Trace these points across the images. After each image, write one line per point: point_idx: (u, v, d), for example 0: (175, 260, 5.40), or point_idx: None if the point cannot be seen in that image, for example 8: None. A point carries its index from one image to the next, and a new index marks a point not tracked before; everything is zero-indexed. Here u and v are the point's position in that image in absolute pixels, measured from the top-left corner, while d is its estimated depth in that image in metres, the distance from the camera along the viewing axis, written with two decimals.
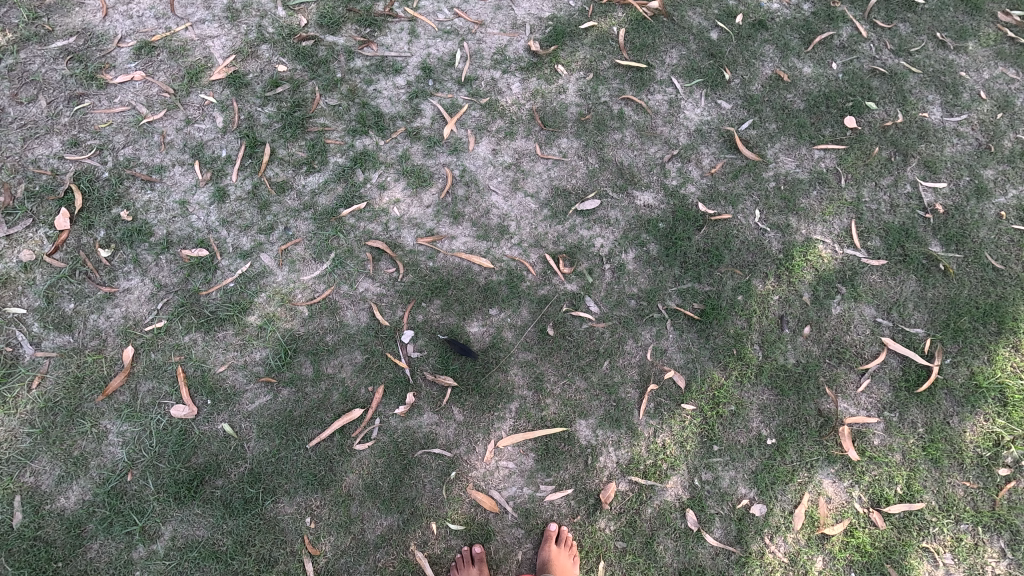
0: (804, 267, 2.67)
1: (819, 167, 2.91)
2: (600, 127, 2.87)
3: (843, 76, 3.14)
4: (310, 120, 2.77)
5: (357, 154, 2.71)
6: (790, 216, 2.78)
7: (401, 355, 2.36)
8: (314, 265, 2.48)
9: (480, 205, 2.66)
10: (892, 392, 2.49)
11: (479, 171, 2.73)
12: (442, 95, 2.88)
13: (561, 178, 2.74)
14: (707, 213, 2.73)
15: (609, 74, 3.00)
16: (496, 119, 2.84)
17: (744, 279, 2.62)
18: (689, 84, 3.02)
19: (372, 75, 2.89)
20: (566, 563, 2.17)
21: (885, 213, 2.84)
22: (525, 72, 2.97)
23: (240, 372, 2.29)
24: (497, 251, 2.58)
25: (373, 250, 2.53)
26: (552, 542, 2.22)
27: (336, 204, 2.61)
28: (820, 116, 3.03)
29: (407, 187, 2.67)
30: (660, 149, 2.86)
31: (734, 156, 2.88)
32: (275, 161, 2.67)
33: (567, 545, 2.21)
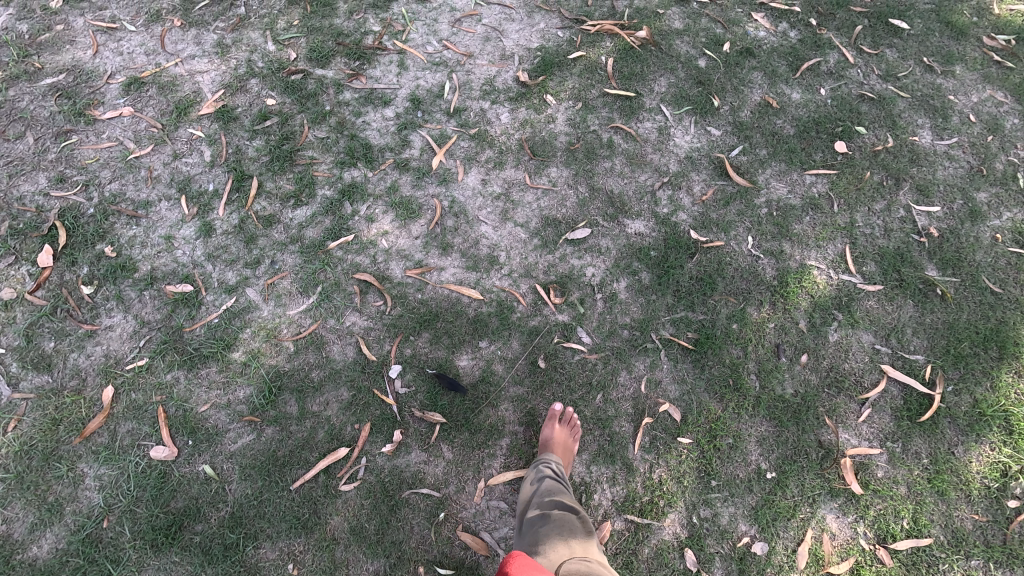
0: (799, 293, 2.63)
1: (811, 192, 2.89)
2: (589, 156, 2.86)
3: (832, 102, 3.15)
4: (298, 152, 2.76)
5: (345, 186, 2.69)
6: (784, 242, 2.75)
7: (388, 391, 2.30)
8: (300, 299, 2.45)
9: (470, 236, 2.63)
10: (895, 421, 2.42)
11: (468, 202, 2.71)
12: (432, 126, 2.88)
13: (552, 208, 2.73)
14: (699, 241, 2.70)
15: (598, 103, 3.00)
16: (485, 149, 2.84)
17: (738, 307, 2.58)
18: (678, 111, 3.03)
19: (362, 108, 2.90)
20: (569, 439, 2.22)
21: (880, 237, 2.81)
22: (514, 101, 2.98)
23: (223, 411, 2.23)
24: (486, 282, 2.54)
25: (361, 283, 2.49)
26: (555, 420, 2.25)
27: (324, 237, 2.58)
28: (810, 141, 3.03)
29: (396, 218, 2.65)
30: (650, 177, 2.85)
31: (725, 182, 2.86)
32: (262, 195, 2.65)
33: (569, 421, 2.26)
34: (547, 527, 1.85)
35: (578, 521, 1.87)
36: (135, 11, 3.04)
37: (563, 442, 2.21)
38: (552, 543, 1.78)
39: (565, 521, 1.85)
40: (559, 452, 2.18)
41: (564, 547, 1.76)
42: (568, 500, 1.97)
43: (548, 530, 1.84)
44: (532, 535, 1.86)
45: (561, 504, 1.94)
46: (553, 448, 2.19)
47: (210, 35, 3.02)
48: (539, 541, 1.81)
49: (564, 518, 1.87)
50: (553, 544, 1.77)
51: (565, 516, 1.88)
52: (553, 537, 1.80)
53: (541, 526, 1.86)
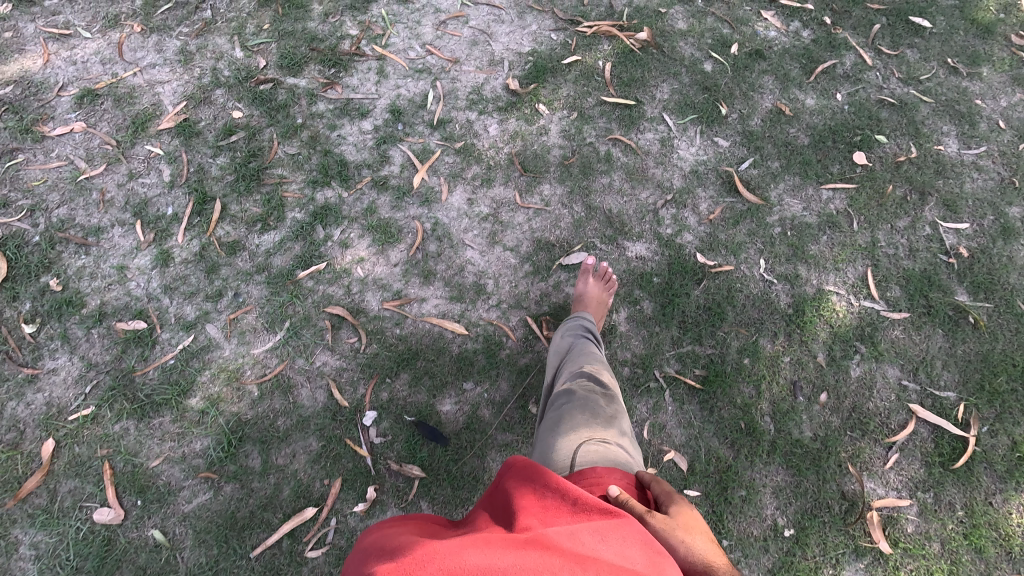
0: (816, 323, 2.39)
1: (828, 209, 2.64)
2: (585, 171, 2.62)
3: (849, 108, 2.90)
4: (266, 171, 2.52)
5: (318, 208, 2.46)
6: (799, 265, 2.51)
7: (362, 442, 2.06)
8: (267, 337, 2.21)
9: (454, 262, 2.39)
10: (925, 468, 2.19)
11: (453, 224, 2.47)
12: (413, 139, 2.64)
13: (544, 229, 2.48)
14: (706, 265, 2.46)
15: (594, 113, 2.76)
16: (471, 164, 2.60)
17: (750, 339, 2.34)
18: (682, 120, 2.78)
19: (337, 120, 2.66)
20: (603, 297, 2.27)
21: (904, 259, 2.57)
22: (503, 111, 2.74)
23: (176, 467, 2.00)
24: (472, 314, 2.31)
25: (333, 317, 2.26)
26: (590, 275, 2.31)
27: (293, 265, 2.35)
28: (826, 151, 2.78)
29: (373, 243, 2.41)
30: (652, 194, 2.60)
31: (735, 199, 2.61)
32: (226, 218, 2.41)
33: (605, 279, 2.31)
34: (589, 377, 1.82)
35: (616, 386, 1.83)
36: (91, 15, 2.80)
37: (597, 299, 2.26)
38: (592, 393, 1.74)
39: (606, 379, 1.82)
40: (594, 310, 2.22)
41: (603, 397, 1.72)
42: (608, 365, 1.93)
43: (592, 380, 1.80)
44: (575, 380, 1.83)
45: (605, 365, 1.90)
46: (588, 306, 2.23)
47: (173, 41, 2.78)
48: (582, 386, 1.78)
49: (606, 376, 1.84)
50: (595, 393, 1.74)
51: (608, 376, 1.85)
52: (595, 388, 1.77)
53: (584, 376, 1.83)
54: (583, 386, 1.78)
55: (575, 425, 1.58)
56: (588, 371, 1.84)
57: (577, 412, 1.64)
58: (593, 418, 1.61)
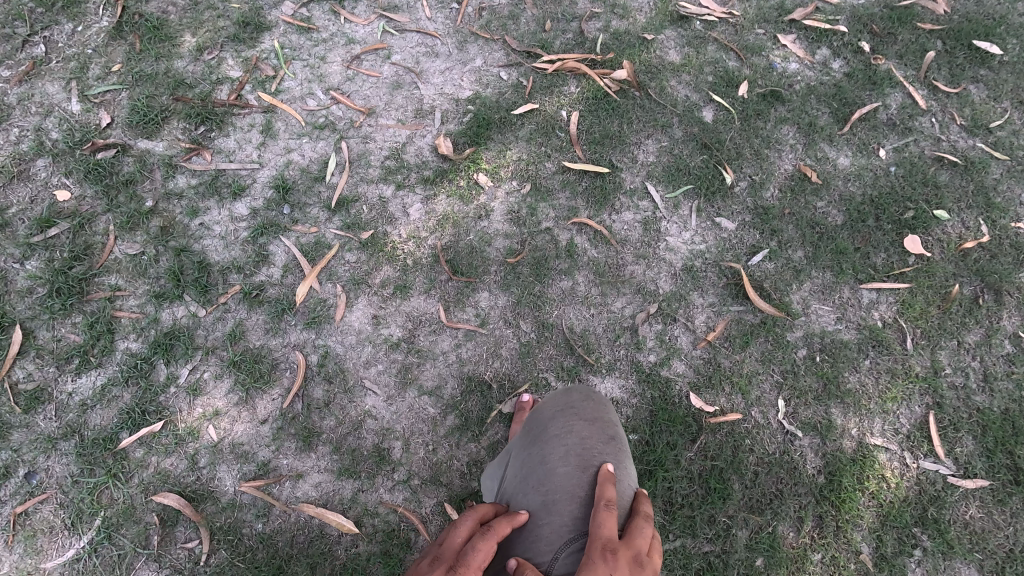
0: (859, 500, 1.70)
1: (871, 320, 1.93)
2: (539, 271, 1.91)
3: (896, 170, 2.17)
4: (94, 279, 1.82)
5: (161, 335, 1.76)
6: (832, 406, 1.80)
7: None
8: (66, 543, 1.56)
9: (348, 414, 1.71)
10: None
11: (349, 355, 1.78)
12: (303, 229, 1.93)
13: (477, 361, 1.80)
14: (703, 412, 1.76)
15: (554, 184, 2.04)
16: (381, 264, 1.90)
17: (765, 528, 1.66)
18: (673, 193, 2.06)
19: (200, 201, 1.95)
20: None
21: (977, 393, 1.86)
22: (428, 184, 2.02)
23: None
24: (369, 497, 1.64)
25: (165, 508, 1.59)
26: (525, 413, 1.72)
27: (116, 425, 1.66)
28: (867, 234, 2.06)
29: (235, 388, 1.72)
30: (629, 303, 1.90)
31: (743, 308, 1.91)
32: (28, 353, 1.73)
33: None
34: (556, 438, 1.35)
35: (602, 429, 1.38)
36: None
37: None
38: (563, 462, 1.30)
39: (584, 429, 1.37)
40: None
41: (582, 466, 1.28)
42: (587, 401, 1.46)
43: (559, 440, 1.34)
44: (533, 445, 1.38)
45: (579, 406, 1.42)
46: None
47: None
48: (543, 459, 1.32)
49: (583, 425, 1.37)
50: (568, 464, 1.29)
51: (587, 422, 1.38)
52: (567, 451, 1.32)
53: (547, 433, 1.38)
54: (547, 457, 1.32)
55: (541, 541, 1.17)
56: (554, 430, 1.37)
57: (540, 510, 1.23)
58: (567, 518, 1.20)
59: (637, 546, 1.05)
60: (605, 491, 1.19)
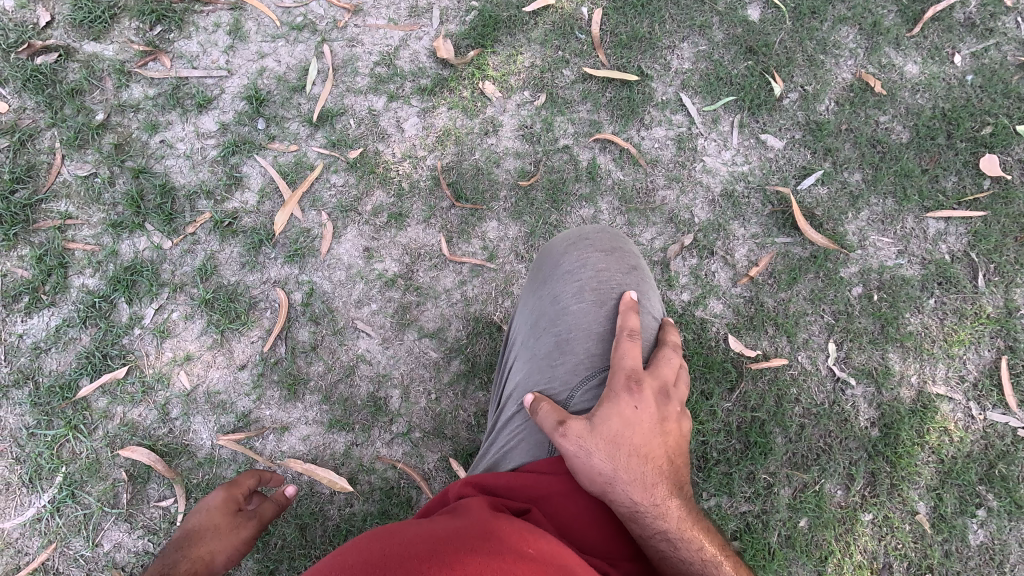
0: (918, 456, 1.50)
1: (938, 253, 1.68)
2: (555, 196, 1.65)
3: (974, 79, 1.84)
4: (40, 206, 1.58)
5: (121, 270, 1.53)
6: (890, 350, 1.58)
7: None
8: (26, 501, 1.38)
9: (338, 360, 1.50)
10: None
11: (338, 293, 1.54)
12: (281, 147, 1.66)
13: (485, 300, 1.56)
14: (743, 357, 1.55)
15: (573, 95, 1.74)
16: (372, 188, 1.63)
17: (810, 485, 1.48)
18: (711, 107, 1.75)
19: (160, 116, 1.67)
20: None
21: None
22: (425, 95, 1.72)
23: None
24: (364, 452, 1.45)
25: (135, 464, 1.41)
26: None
27: (74, 372, 1.45)
28: (937, 154, 1.77)
29: (208, 330, 1.50)
30: (660, 234, 1.65)
31: (792, 239, 1.65)
32: None
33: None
34: (568, 275, 1.12)
35: (621, 258, 1.14)
36: None
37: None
38: (575, 297, 1.09)
39: (601, 260, 1.13)
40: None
41: (598, 301, 1.08)
42: (603, 232, 1.20)
43: (571, 274, 1.12)
44: (541, 286, 1.15)
45: (594, 238, 1.17)
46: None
47: None
48: (553, 298, 1.11)
49: (600, 255, 1.13)
50: (581, 300, 1.08)
51: (603, 252, 1.14)
52: (580, 285, 1.10)
53: (558, 269, 1.14)
54: (557, 294, 1.11)
55: (554, 378, 1.03)
56: (565, 265, 1.14)
57: (552, 351, 1.06)
58: (583, 353, 1.04)
59: (664, 377, 0.96)
60: (629, 321, 1.01)
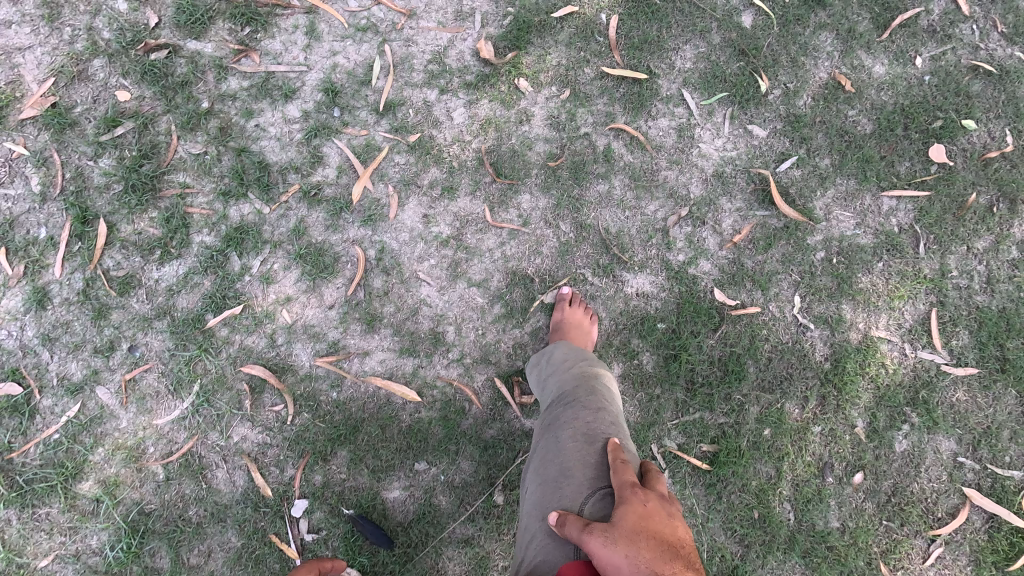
0: (859, 383, 1.91)
1: (888, 225, 2.06)
2: (577, 175, 2.03)
3: (931, 79, 2.18)
4: (164, 177, 1.96)
5: (232, 229, 1.92)
6: (843, 303, 1.98)
7: (290, 539, 1.72)
8: (172, 404, 1.80)
9: (405, 302, 1.90)
10: (974, 566, 1.83)
11: (404, 250, 1.93)
12: (354, 132, 2.02)
13: (520, 257, 1.95)
14: (725, 305, 1.94)
15: (592, 90, 2.10)
16: (428, 166, 2.01)
17: (774, 404, 1.89)
18: (708, 101, 2.10)
19: (254, 104, 2.03)
20: (585, 321, 1.86)
21: (979, 293, 2.02)
22: (471, 89, 2.07)
23: (69, 566, 1.70)
24: (427, 373, 1.86)
25: (253, 378, 1.82)
26: (564, 303, 1.88)
27: (202, 308, 1.86)
28: (893, 144, 2.13)
29: (303, 277, 1.90)
30: (662, 206, 2.02)
31: (768, 212, 2.03)
32: (114, 245, 1.90)
33: (580, 301, 1.90)
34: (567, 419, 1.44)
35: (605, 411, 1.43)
36: None
37: (577, 323, 1.86)
38: (573, 441, 1.34)
39: (589, 413, 1.42)
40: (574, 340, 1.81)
41: (592, 439, 1.33)
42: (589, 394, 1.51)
43: (568, 425, 1.39)
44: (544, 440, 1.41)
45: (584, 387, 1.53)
46: (566, 334, 1.83)
47: None
48: (555, 443, 1.36)
49: (587, 409, 1.43)
50: (577, 441, 1.33)
51: (590, 406, 1.44)
52: (575, 431, 1.36)
53: (556, 424, 1.42)
54: (559, 441, 1.36)
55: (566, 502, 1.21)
56: (561, 421, 1.42)
57: (560, 484, 1.25)
58: (587, 477, 1.24)
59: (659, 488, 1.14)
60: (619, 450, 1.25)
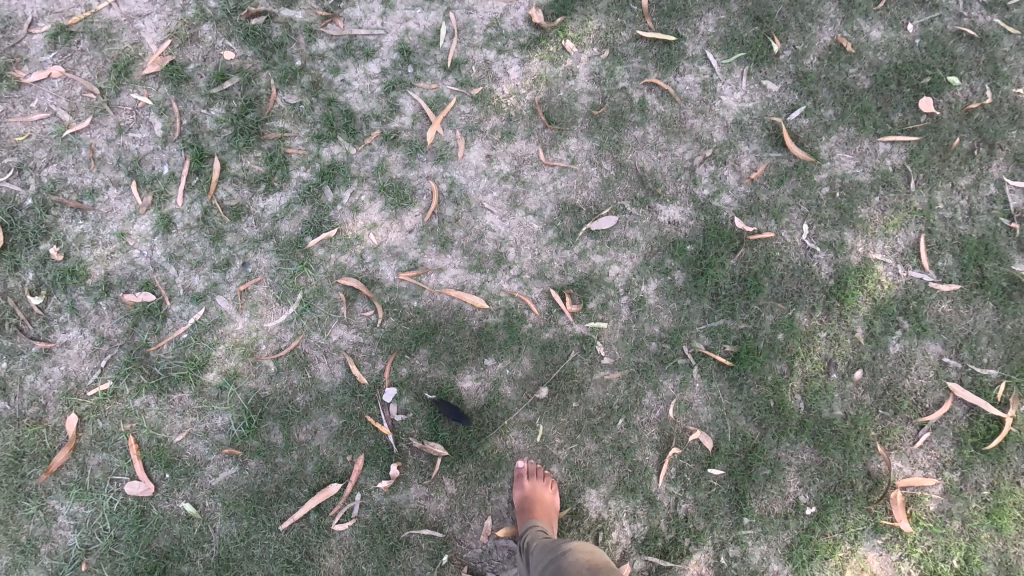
0: (859, 296, 2.24)
1: (883, 165, 2.39)
2: (617, 122, 2.36)
3: (921, 42, 2.51)
4: (266, 124, 2.29)
5: (325, 167, 2.26)
6: (846, 230, 2.31)
7: (383, 419, 2.06)
8: (280, 310, 2.14)
9: (473, 227, 2.24)
10: (955, 448, 2.14)
11: (471, 184, 2.27)
12: (425, 86, 2.35)
13: (570, 190, 2.29)
14: (744, 231, 2.27)
15: (629, 50, 2.43)
16: (489, 115, 2.34)
17: (786, 314, 2.22)
18: (728, 60, 2.44)
19: (340, 62, 2.35)
20: (547, 494, 1.99)
21: (961, 223, 2.35)
22: (524, 50, 2.40)
23: (200, 441, 2.04)
24: (493, 286, 2.19)
25: (347, 289, 2.16)
26: (523, 479, 2.02)
27: (302, 232, 2.20)
28: (888, 97, 2.46)
29: (386, 207, 2.24)
30: (689, 149, 2.36)
31: (781, 154, 2.37)
32: (226, 179, 2.24)
33: (541, 475, 2.03)
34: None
35: None
36: None
37: (541, 499, 1.99)
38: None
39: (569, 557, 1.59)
40: (541, 515, 1.95)
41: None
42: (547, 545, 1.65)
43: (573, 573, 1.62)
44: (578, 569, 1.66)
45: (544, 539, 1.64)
46: (534, 511, 1.95)
47: None
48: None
49: None
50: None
51: None
52: None
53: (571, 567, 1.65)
54: None
55: None
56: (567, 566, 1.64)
57: None
58: None
59: None
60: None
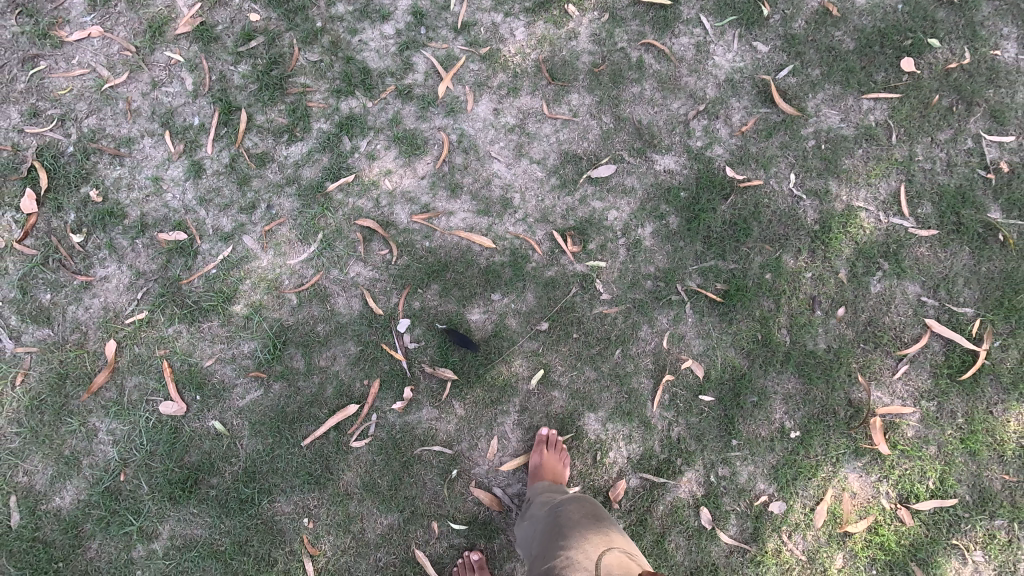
0: (842, 240, 2.39)
1: (867, 121, 2.54)
2: (616, 79, 2.52)
3: (903, 7, 2.62)
4: (288, 79, 2.46)
5: (343, 119, 2.43)
6: (831, 179, 2.47)
7: (397, 347, 2.23)
8: (302, 248, 2.30)
9: (481, 174, 2.40)
10: (932, 379, 2.29)
11: (479, 135, 2.44)
12: (436, 45, 2.51)
13: (572, 141, 2.45)
14: (735, 179, 2.43)
15: (627, 14, 2.57)
16: (497, 72, 2.50)
17: (774, 255, 2.37)
18: (720, 23, 2.58)
19: (357, 24, 2.50)
20: (560, 465, 2.12)
21: (941, 174, 2.49)
22: (529, 12, 2.55)
23: (228, 366, 2.21)
24: (499, 228, 2.35)
25: (364, 229, 2.32)
26: (542, 448, 2.15)
27: (322, 177, 2.36)
28: (872, 58, 2.59)
29: (400, 155, 2.41)
30: (684, 105, 2.52)
31: (770, 110, 2.52)
32: (252, 130, 2.41)
33: (557, 445, 2.15)
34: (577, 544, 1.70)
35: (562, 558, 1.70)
36: None
37: (553, 468, 2.13)
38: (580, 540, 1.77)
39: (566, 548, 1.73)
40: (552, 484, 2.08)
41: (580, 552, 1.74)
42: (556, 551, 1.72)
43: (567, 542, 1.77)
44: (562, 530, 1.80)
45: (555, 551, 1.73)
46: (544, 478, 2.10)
47: None
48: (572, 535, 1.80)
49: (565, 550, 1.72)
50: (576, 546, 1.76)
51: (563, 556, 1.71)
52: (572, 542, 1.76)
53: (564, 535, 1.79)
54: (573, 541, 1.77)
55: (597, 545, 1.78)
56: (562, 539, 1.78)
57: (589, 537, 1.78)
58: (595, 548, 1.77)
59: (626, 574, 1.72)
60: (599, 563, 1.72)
